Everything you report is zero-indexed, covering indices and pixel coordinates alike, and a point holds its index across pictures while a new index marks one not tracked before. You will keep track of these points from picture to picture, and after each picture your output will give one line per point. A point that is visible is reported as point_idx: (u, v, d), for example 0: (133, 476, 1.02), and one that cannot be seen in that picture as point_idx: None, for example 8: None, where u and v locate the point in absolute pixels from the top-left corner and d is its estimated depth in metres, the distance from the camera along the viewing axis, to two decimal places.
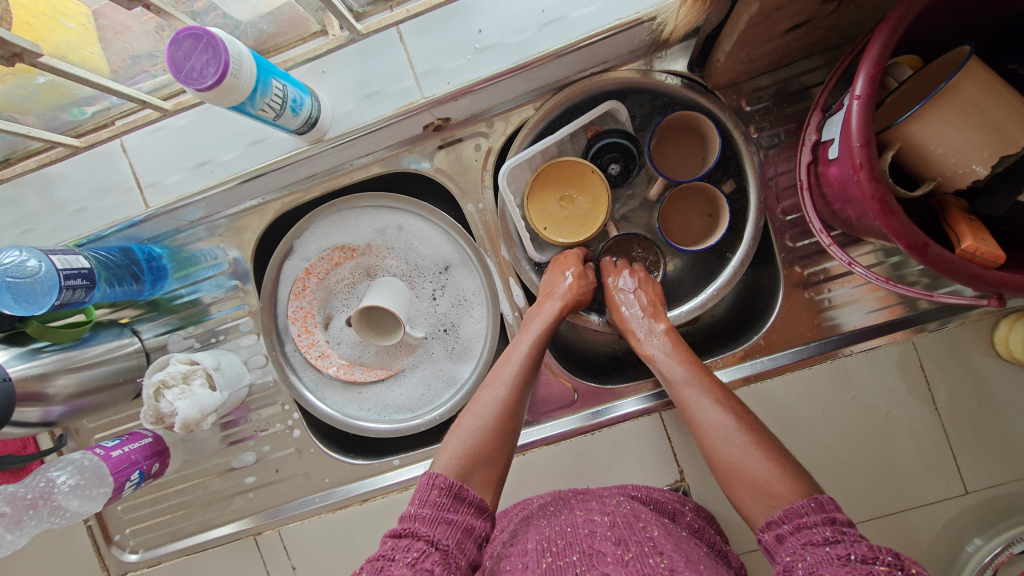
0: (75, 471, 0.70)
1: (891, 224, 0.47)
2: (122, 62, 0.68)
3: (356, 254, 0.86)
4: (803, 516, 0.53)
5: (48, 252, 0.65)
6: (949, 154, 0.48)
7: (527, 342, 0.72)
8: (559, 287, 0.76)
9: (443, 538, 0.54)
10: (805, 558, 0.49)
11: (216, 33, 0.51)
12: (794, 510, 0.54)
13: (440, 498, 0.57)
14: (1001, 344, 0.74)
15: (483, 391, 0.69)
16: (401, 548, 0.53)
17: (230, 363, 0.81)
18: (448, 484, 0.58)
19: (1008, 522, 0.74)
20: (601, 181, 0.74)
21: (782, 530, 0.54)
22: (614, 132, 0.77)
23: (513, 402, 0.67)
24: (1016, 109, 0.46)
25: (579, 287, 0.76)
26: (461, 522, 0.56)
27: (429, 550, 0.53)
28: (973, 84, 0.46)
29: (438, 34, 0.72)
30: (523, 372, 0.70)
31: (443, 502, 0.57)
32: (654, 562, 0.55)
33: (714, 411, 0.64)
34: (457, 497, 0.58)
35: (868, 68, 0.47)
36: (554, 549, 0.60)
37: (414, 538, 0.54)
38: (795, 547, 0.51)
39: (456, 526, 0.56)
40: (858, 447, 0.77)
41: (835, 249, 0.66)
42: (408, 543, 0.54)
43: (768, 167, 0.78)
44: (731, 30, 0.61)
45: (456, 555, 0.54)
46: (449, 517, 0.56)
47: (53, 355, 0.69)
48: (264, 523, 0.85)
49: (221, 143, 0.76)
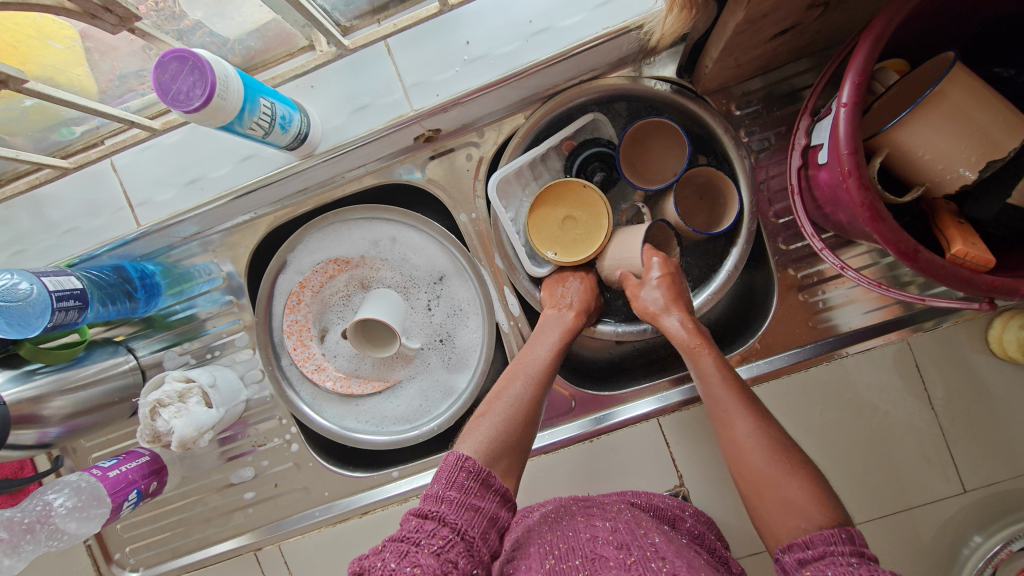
0: (72, 493, 0.69)
1: (881, 229, 0.48)
2: (110, 82, 0.68)
3: (350, 266, 0.85)
4: (831, 545, 0.50)
5: (40, 275, 0.65)
6: (938, 159, 0.48)
7: (547, 344, 0.72)
8: (568, 294, 0.77)
9: (469, 527, 0.53)
10: None
11: (202, 54, 0.51)
12: (823, 538, 0.51)
13: (468, 481, 0.56)
14: (995, 342, 0.74)
15: (508, 387, 0.69)
16: (426, 532, 0.51)
17: (226, 380, 0.81)
18: (477, 469, 0.57)
19: (1008, 519, 0.74)
20: (593, 192, 0.73)
21: (804, 555, 0.51)
22: (587, 144, 0.79)
23: (534, 398, 0.67)
24: (1000, 114, 0.47)
25: (589, 295, 0.77)
26: (487, 510, 0.55)
27: (455, 538, 0.51)
28: (958, 89, 0.46)
29: (426, 46, 0.71)
30: (543, 372, 0.69)
31: (470, 487, 0.56)
32: (656, 566, 0.55)
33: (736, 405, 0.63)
34: (484, 483, 0.57)
35: (853, 76, 0.47)
36: (557, 553, 0.60)
37: (440, 523, 0.52)
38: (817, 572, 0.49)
39: (483, 514, 0.55)
40: (857, 447, 0.77)
41: (827, 253, 0.66)
42: (433, 527, 0.52)
43: (759, 171, 0.78)
44: (718, 37, 0.61)
45: (480, 544, 0.52)
46: (476, 503, 0.55)
47: (47, 376, 0.69)
48: (264, 539, 0.85)
49: (211, 160, 0.76)
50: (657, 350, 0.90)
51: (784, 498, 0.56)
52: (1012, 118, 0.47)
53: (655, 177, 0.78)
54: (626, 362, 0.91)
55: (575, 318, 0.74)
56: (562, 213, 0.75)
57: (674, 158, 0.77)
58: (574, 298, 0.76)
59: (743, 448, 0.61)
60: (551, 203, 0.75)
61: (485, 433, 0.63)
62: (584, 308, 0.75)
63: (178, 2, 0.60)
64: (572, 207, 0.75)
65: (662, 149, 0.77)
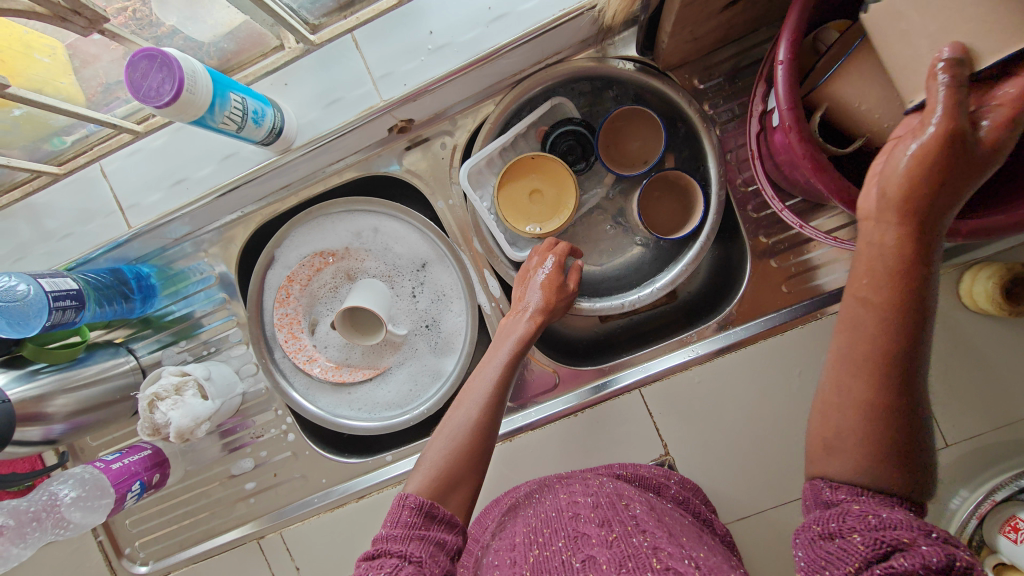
0: (77, 484, 0.73)
1: (824, 180, 0.51)
2: (96, 90, 0.72)
3: (335, 258, 0.88)
4: (878, 509, 0.43)
5: (36, 277, 0.68)
6: (873, 110, 0.52)
7: (498, 362, 0.69)
8: (529, 307, 0.74)
9: (416, 552, 0.53)
10: (895, 531, 0.41)
11: (169, 52, 0.54)
12: (875, 499, 0.44)
13: (411, 517, 0.56)
14: (966, 296, 0.75)
15: (451, 417, 0.66)
16: (373, 567, 0.52)
17: (221, 374, 0.84)
18: (419, 504, 0.57)
19: (994, 471, 0.75)
20: (548, 158, 0.77)
21: (852, 499, 0.45)
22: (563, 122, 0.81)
23: (496, 395, 0.66)
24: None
25: (552, 300, 0.74)
26: (434, 537, 0.55)
27: (402, 564, 0.51)
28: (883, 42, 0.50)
29: (392, 39, 0.74)
30: (496, 387, 0.67)
31: (414, 522, 0.55)
32: (637, 541, 0.55)
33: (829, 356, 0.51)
34: (428, 515, 0.56)
35: (788, 34, 0.50)
36: (541, 539, 0.61)
37: (387, 556, 0.52)
38: (835, 530, 0.43)
39: (429, 541, 0.54)
40: (947, 375, 0.76)
41: (787, 213, 0.68)
42: (380, 562, 0.52)
43: (726, 141, 0.80)
44: (668, 11, 0.63)
45: (431, 566, 0.52)
46: (421, 533, 0.55)
47: (50, 376, 0.72)
48: (267, 527, 0.88)
49: (195, 161, 0.80)
50: (642, 324, 0.91)
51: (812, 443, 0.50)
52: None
53: (628, 166, 0.80)
54: (610, 338, 0.92)
55: (529, 325, 0.72)
56: (526, 187, 0.79)
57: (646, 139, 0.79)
58: (534, 296, 0.74)
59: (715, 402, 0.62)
60: (516, 180, 0.78)
61: (456, 427, 0.64)
62: (542, 309, 0.73)
63: (152, 9, 0.63)
64: (540, 182, 0.79)
65: (638, 138, 0.79)
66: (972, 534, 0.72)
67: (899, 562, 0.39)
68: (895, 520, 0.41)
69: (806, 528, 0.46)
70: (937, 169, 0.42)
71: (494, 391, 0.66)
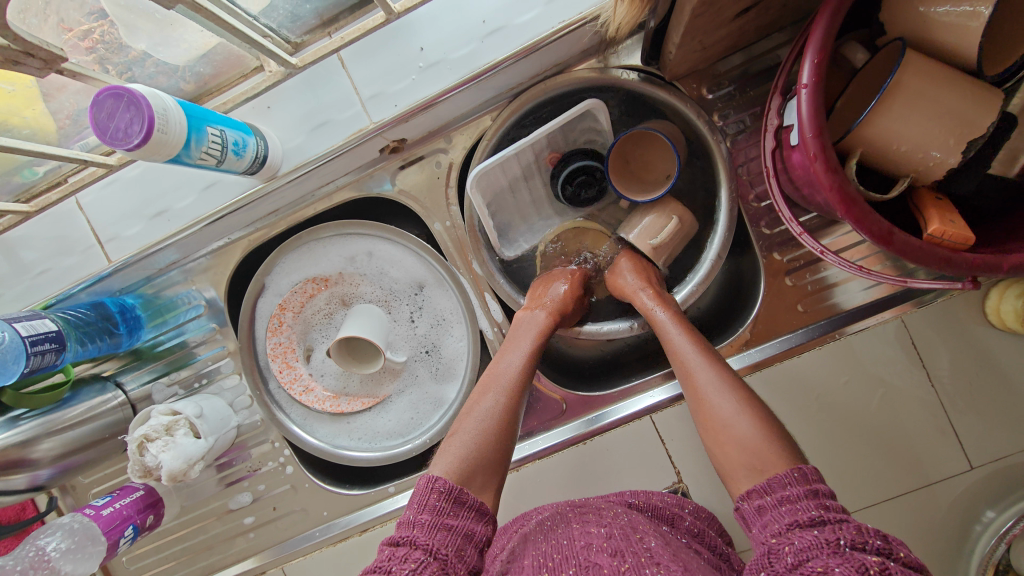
0: (66, 535, 0.70)
1: (853, 212, 0.47)
2: (67, 119, 0.67)
3: (329, 284, 0.84)
4: (794, 531, 0.46)
5: (12, 321, 0.64)
6: (917, 149, 0.50)
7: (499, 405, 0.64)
8: (547, 295, 0.74)
9: (442, 547, 0.50)
10: (792, 541, 0.45)
11: (137, 90, 0.50)
12: (784, 510, 0.48)
13: (440, 502, 0.54)
14: (993, 314, 0.72)
15: (479, 400, 0.65)
16: (397, 558, 0.49)
17: (213, 409, 0.79)
18: (448, 489, 0.55)
19: (1019, 494, 0.72)
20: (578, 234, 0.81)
21: (764, 502, 0.50)
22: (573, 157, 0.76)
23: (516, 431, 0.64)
24: (966, 92, 0.47)
25: (569, 298, 0.74)
26: (461, 528, 0.53)
27: (427, 559, 0.48)
28: (915, 77, 0.48)
29: (381, 56, 0.70)
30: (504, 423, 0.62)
31: (442, 508, 0.53)
32: None
33: (706, 370, 0.61)
34: (457, 502, 0.54)
35: (813, 55, 0.46)
36: (552, 565, 0.58)
37: (412, 548, 0.50)
38: (773, 549, 0.46)
39: (456, 532, 0.52)
40: (979, 391, 0.73)
41: (807, 237, 0.62)
42: (405, 553, 0.49)
43: (737, 154, 0.75)
44: (677, 22, 0.59)
45: (455, 563, 0.50)
46: (449, 523, 0.52)
47: (32, 421, 0.69)
48: (269, 561, 0.85)
49: (176, 191, 0.76)
50: (649, 344, 0.88)
51: (733, 473, 0.55)
52: (972, 90, 0.47)
53: (653, 182, 0.76)
54: (618, 359, 0.89)
55: (547, 317, 0.71)
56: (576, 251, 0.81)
57: (666, 156, 0.74)
58: (556, 295, 0.74)
59: (733, 464, 0.56)
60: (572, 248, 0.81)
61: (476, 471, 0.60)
62: (558, 309, 0.72)
63: (120, 33, 0.59)
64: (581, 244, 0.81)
65: (654, 152, 0.75)
66: (1000, 559, 0.69)
67: (895, 567, 0.41)
68: (883, 535, 0.44)
69: (775, 517, 0.49)
70: (630, 265, 0.76)
71: (506, 430, 0.62)
